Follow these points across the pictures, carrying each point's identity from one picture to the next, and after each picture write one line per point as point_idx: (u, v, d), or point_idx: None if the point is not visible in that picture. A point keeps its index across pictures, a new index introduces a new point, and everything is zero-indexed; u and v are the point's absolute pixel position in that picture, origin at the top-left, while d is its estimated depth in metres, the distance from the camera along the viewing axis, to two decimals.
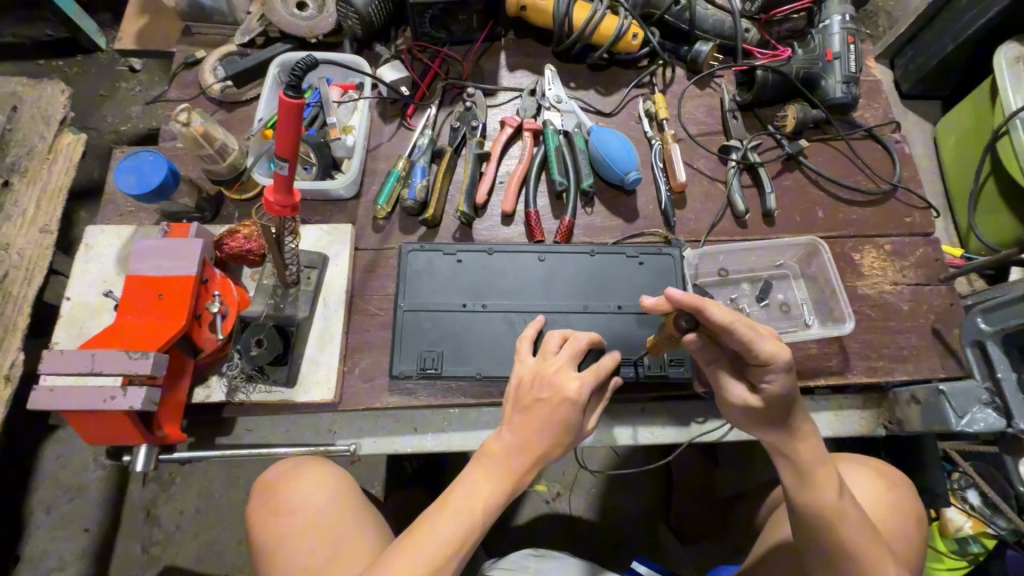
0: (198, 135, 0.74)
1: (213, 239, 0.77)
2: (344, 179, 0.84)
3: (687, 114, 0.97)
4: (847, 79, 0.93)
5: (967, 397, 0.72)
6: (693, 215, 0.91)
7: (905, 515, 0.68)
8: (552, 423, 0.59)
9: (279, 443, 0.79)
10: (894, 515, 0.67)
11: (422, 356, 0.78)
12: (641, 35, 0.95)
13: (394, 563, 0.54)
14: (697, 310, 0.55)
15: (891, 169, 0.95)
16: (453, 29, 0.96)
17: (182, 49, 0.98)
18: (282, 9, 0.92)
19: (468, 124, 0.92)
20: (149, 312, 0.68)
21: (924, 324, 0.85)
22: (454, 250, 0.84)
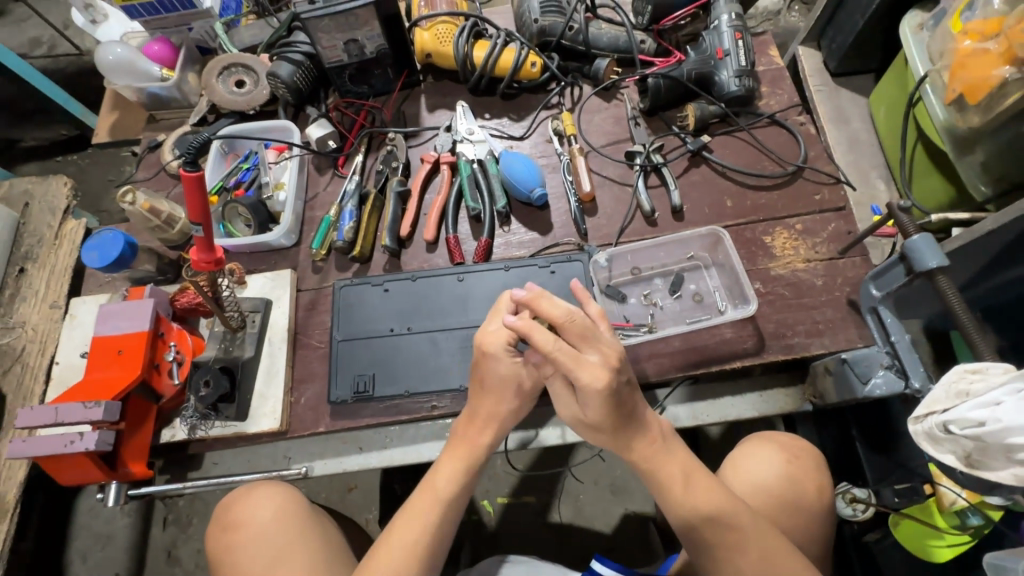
0: (144, 210, 0.88)
1: (168, 297, 0.88)
2: (280, 230, 0.95)
3: (595, 128, 1.04)
4: (739, 73, 0.98)
5: (867, 363, 0.74)
6: (605, 220, 0.96)
7: (803, 489, 0.74)
8: (495, 408, 0.73)
9: (241, 472, 0.88)
10: (793, 492, 0.74)
11: (357, 380, 0.86)
12: (540, 63, 1.03)
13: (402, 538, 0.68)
14: (526, 334, 0.62)
15: (797, 151, 0.98)
16: (373, 82, 1.07)
17: (147, 135, 1.12)
18: (222, 90, 1.06)
19: (390, 165, 1.01)
20: (109, 367, 0.78)
21: (839, 296, 0.87)
22: (382, 282, 0.92)
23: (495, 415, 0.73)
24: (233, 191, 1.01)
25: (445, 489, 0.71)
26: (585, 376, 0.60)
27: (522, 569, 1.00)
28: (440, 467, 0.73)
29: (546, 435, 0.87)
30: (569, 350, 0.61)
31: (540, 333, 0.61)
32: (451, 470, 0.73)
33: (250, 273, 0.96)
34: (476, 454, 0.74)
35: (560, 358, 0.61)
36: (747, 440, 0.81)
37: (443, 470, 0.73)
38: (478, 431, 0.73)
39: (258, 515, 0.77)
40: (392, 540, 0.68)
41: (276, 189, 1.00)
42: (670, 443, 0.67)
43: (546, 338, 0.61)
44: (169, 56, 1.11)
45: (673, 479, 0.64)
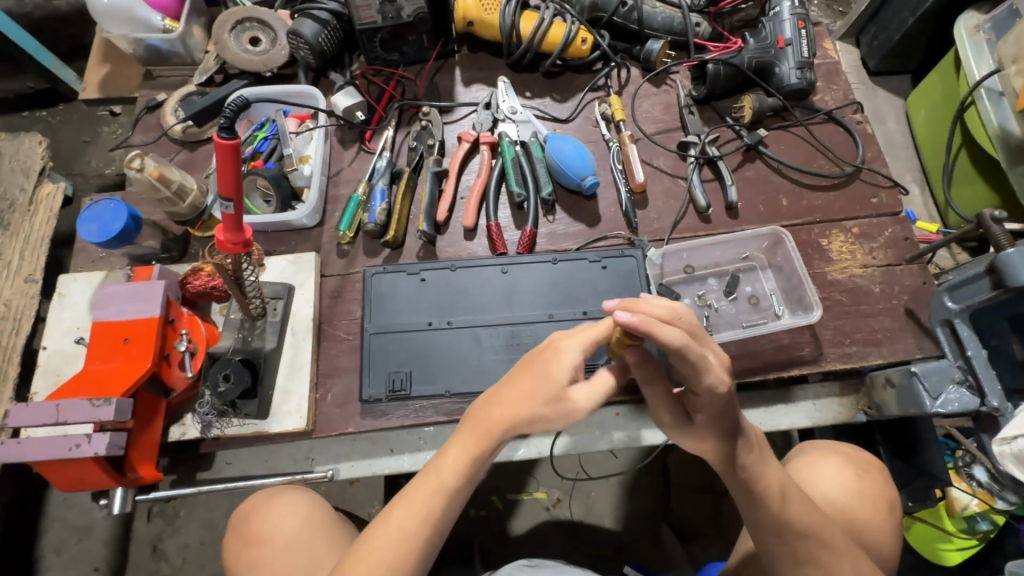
0: (154, 179, 0.77)
1: (178, 279, 0.78)
2: (304, 209, 0.86)
3: (644, 114, 0.97)
4: (801, 64, 0.93)
5: (940, 376, 0.70)
6: (656, 214, 0.90)
7: (870, 505, 0.72)
8: (524, 400, 0.57)
9: (258, 474, 0.80)
10: (861, 505, 0.72)
11: (391, 377, 0.79)
12: (590, 40, 0.96)
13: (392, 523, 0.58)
14: (648, 333, 0.52)
15: (853, 151, 0.94)
16: (405, 50, 0.97)
17: (145, 94, 1.00)
18: (234, 46, 0.94)
19: (425, 142, 0.92)
20: (115, 357, 0.69)
21: (896, 305, 0.84)
22: (418, 270, 0.85)
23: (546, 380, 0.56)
24: (248, 162, 0.91)
25: (449, 481, 0.58)
26: (713, 379, 0.55)
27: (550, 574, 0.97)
28: (447, 449, 0.59)
29: (592, 441, 0.82)
30: (697, 348, 0.54)
31: (665, 328, 0.52)
32: (455, 459, 0.59)
33: (268, 255, 0.86)
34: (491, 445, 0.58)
35: (687, 355, 0.53)
36: (805, 451, 0.79)
37: (449, 458, 0.59)
38: (501, 415, 0.57)
39: (281, 527, 0.71)
40: (388, 523, 0.58)
41: (299, 162, 0.90)
42: (766, 452, 0.63)
43: (673, 334, 0.52)
44: (173, 4, 0.98)
45: (775, 493, 0.60)
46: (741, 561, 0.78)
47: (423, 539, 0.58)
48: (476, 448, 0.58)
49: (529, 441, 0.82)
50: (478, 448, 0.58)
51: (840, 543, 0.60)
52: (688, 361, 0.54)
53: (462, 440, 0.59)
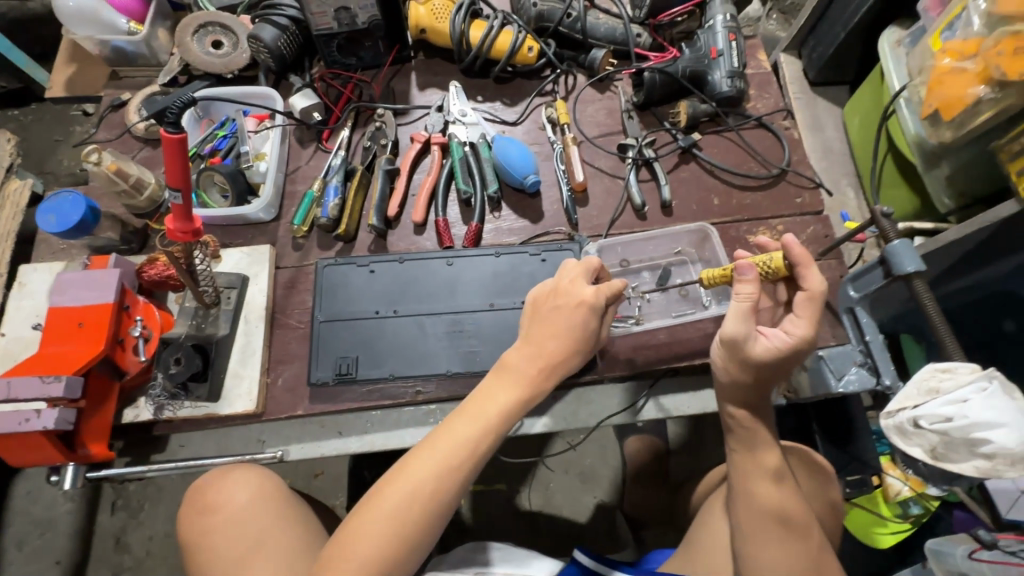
0: (111, 172, 0.81)
1: (134, 268, 0.82)
2: (259, 203, 0.90)
3: (589, 119, 1.03)
4: (731, 74, 1.00)
5: (842, 359, 0.77)
6: (596, 211, 0.96)
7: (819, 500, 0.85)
8: (569, 339, 0.70)
9: (210, 456, 0.84)
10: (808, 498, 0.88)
11: (338, 362, 0.83)
12: (537, 48, 1.02)
13: (432, 458, 0.63)
14: (804, 264, 0.68)
15: (781, 154, 1.01)
16: (362, 54, 1.02)
17: (110, 93, 1.04)
18: (196, 49, 0.99)
19: (378, 143, 0.98)
20: (68, 340, 0.72)
21: (815, 296, 0.91)
22: (368, 262, 0.90)
23: (598, 339, 0.71)
24: (208, 158, 0.95)
25: (495, 420, 0.66)
26: (800, 327, 0.68)
27: (497, 555, 1.01)
28: (497, 390, 0.67)
29: (530, 424, 0.85)
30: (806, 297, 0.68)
31: (817, 274, 0.68)
32: (509, 399, 0.67)
33: (224, 247, 0.91)
34: (534, 387, 0.69)
35: (805, 297, 0.68)
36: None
37: (496, 399, 0.67)
38: (529, 361, 0.69)
39: (236, 502, 0.74)
40: (411, 461, 0.63)
41: (256, 159, 0.94)
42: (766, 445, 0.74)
43: (823, 280, 0.67)
44: (136, 6, 1.02)
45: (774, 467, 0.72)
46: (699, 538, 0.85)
47: (460, 478, 0.64)
48: (523, 391, 0.68)
49: None
50: (522, 388, 0.68)
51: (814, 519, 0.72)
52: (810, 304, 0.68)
53: (511, 385, 0.68)
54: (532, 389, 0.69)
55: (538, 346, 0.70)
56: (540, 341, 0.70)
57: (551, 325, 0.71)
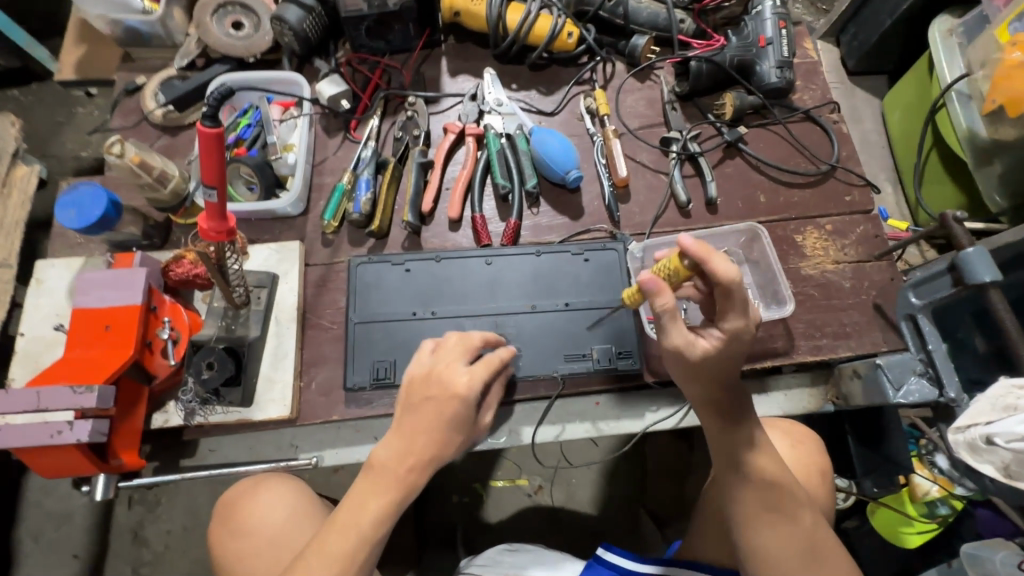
0: (134, 165, 0.76)
1: (160, 266, 0.78)
2: (289, 197, 0.85)
3: (629, 109, 0.99)
4: (781, 63, 0.95)
5: (903, 369, 0.74)
6: (638, 208, 0.92)
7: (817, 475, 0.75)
8: (398, 445, 0.60)
9: (241, 461, 0.81)
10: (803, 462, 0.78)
11: (375, 366, 0.80)
12: (576, 33, 0.97)
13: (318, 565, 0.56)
14: (704, 261, 0.56)
15: (829, 149, 0.97)
16: (391, 38, 0.97)
17: (123, 77, 0.98)
18: (216, 30, 0.93)
19: (410, 133, 0.93)
20: (97, 345, 0.69)
21: (866, 300, 0.88)
22: (402, 260, 0.86)
23: (447, 431, 0.61)
24: (232, 149, 0.90)
25: (370, 529, 0.58)
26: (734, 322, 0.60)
27: (528, 557, 1.00)
28: (367, 496, 0.59)
29: (572, 430, 0.83)
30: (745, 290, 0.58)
31: (722, 262, 0.56)
32: (379, 505, 0.59)
33: (252, 243, 0.86)
34: (399, 492, 0.59)
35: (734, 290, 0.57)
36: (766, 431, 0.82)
37: (366, 509, 0.58)
38: (397, 461, 0.60)
39: (272, 515, 0.72)
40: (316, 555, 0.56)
41: (284, 150, 0.89)
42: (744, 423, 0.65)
43: (733, 269, 0.56)
44: None
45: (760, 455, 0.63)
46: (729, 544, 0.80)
47: None
48: (388, 497, 0.59)
49: (510, 428, 0.82)
50: (392, 491, 0.59)
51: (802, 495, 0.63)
52: (728, 297, 0.58)
53: (378, 490, 0.59)
54: (404, 493, 0.60)
55: (408, 442, 0.60)
56: (430, 433, 0.61)
57: (416, 426, 0.61)
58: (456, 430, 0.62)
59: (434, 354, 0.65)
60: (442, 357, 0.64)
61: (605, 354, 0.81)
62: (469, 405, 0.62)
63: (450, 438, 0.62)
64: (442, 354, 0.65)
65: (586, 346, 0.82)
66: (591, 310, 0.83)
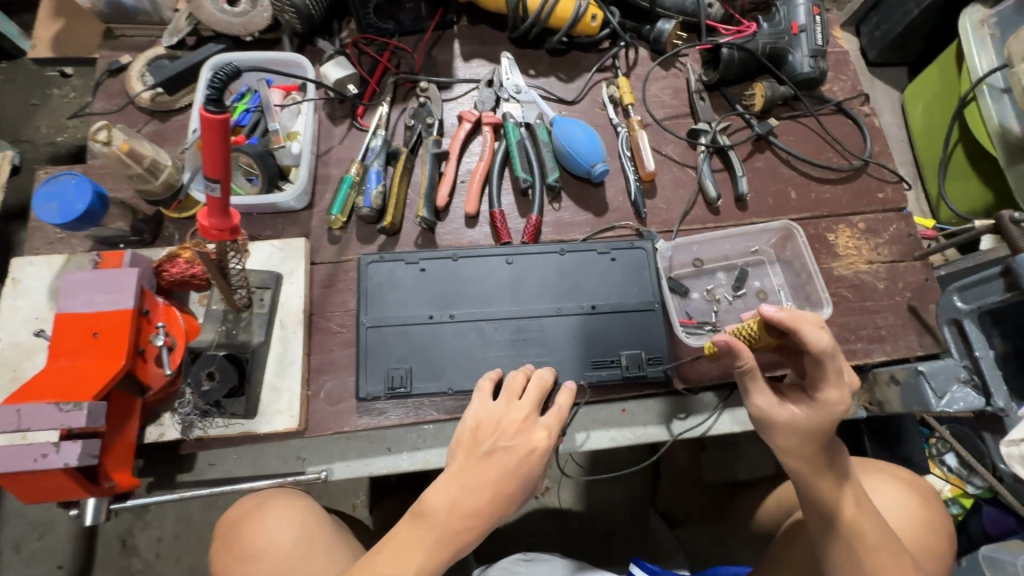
0: (122, 154, 0.68)
1: (152, 266, 0.71)
2: (293, 190, 0.79)
3: (654, 99, 0.93)
4: (814, 53, 0.90)
5: (946, 375, 0.71)
6: (664, 204, 0.87)
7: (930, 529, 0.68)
8: (454, 492, 0.59)
9: (245, 475, 0.75)
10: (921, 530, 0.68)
11: (389, 374, 0.74)
12: (600, 16, 0.90)
13: None
14: (793, 328, 0.57)
15: (861, 144, 0.93)
16: (401, 18, 0.90)
17: (106, 55, 0.90)
18: (210, 6, 0.85)
19: (423, 121, 0.86)
20: (83, 355, 0.62)
21: (900, 302, 0.85)
22: (416, 259, 0.80)
23: (512, 489, 0.60)
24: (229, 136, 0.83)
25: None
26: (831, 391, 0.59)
27: (544, 567, 0.96)
28: (415, 549, 0.57)
29: (597, 439, 0.78)
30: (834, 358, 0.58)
31: (811, 330, 0.56)
32: (422, 559, 0.57)
33: (252, 239, 0.80)
34: (450, 546, 0.57)
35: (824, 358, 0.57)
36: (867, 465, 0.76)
37: (413, 560, 0.56)
38: (453, 511, 0.58)
39: (277, 541, 0.66)
40: None
41: (287, 139, 0.82)
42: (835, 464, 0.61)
43: (822, 338, 0.56)
44: None
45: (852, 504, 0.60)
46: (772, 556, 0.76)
47: None
48: (435, 552, 0.57)
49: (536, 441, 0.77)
50: (441, 545, 0.57)
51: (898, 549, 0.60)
52: (819, 366, 0.59)
53: (426, 538, 0.57)
54: (456, 551, 0.58)
55: (468, 493, 0.59)
56: (497, 484, 0.60)
57: (478, 477, 0.60)
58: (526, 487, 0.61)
59: (503, 402, 0.66)
60: (515, 408, 0.65)
61: (633, 360, 0.77)
62: (537, 461, 0.62)
63: (513, 497, 0.60)
64: (515, 405, 0.66)
65: (614, 351, 0.78)
66: (620, 313, 0.79)
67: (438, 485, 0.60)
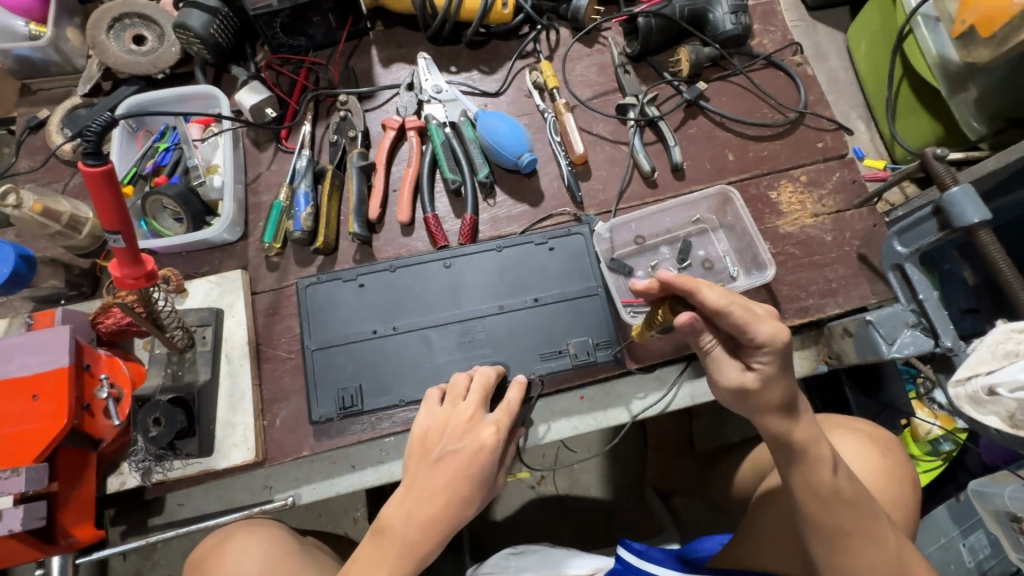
0: (37, 214, 0.69)
1: (88, 319, 0.72)
2: (221, 223, 0.78)
3: (579, 80, 0.91)
4: (735, 8, 0.88)
5: (894, 322, 0.70)
6: (600, 184, 0.86)
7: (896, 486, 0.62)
8: (408, 504, 0.58)
9: (215, 511, 0.76)
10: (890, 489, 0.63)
11: (340, 395, 0.75)
12: (512, 2, 0.88)
13: None
14: (693, 290, 0.53)
15: (796, 96, 0.91)
16: (312, 33, 0.89)
17: (23, 112, 0.89)
18: (115, 49, 0.84)
19: (346, 135, 0.85)
20: (22, 418, 0.62)
21: (850, 251, 0.83)
22: (355, 275, 0.80)
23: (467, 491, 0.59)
24: (151, 178, 0.81)
25: None
26: (766, 331, 0.52)
27: (535, 558, 0.97)
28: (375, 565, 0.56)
29: (556, 429, 0.78)
30: (743, 307, 0.53)
31: (709, 288, 0.53)
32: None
33: (190, 278, 0.80)
34: (411, 558, 0.56)
35: (734, 312, 0.52)
36: (826, 426, 0.68)
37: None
38: (408, 523, 0.57)
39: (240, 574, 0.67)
40: None
41: (208, 173, 0.81)
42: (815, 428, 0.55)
43: (720, 294, 0.53)
44: (36, 6, 0.86)
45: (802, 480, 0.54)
46: (747, 524, 0.76)
47: None
48: (396, 567, 0.56)
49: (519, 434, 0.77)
50: (402, 560, 0.56)
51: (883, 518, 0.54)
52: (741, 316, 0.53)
53: (385, 555, 0.56)
54: (419, 562, 0.57)
55: (421, 502, 0.58)
56: (447, 488, 0.58)
57: (429, 484, 0.59)
58: (481, 486, 0.60)
59: (448, 406, 0.64)
60: (459, 408, 0.64)
61: (581, 346, 0.77)
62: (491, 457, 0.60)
63: (469, 500, 0.59)
64: (459, 407, 0.64)
65: (562, 340, 0.77)
66: (563, 303, 0.78)
67: (394, 500, 0.59)
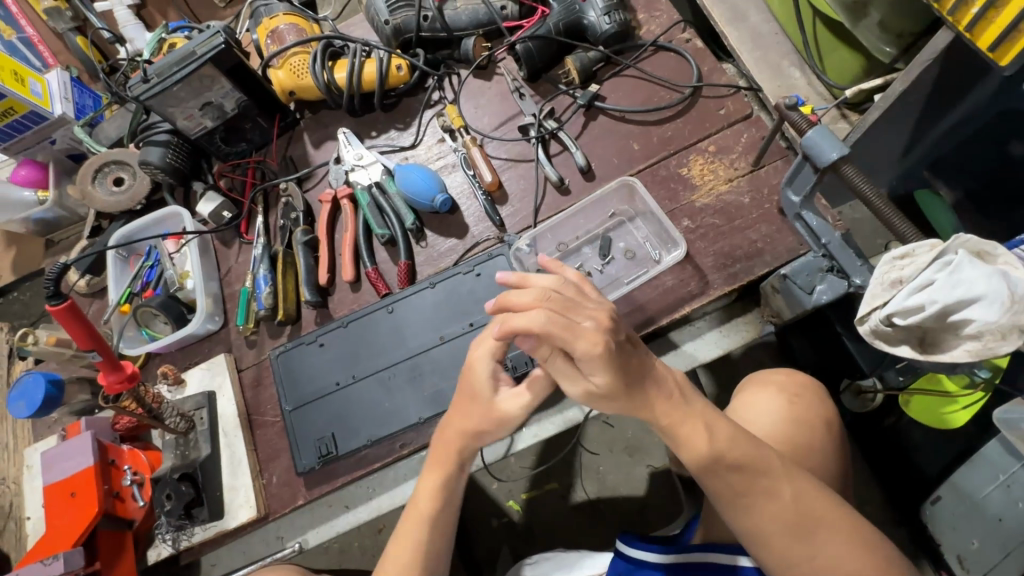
0: (53, 345, 0.89)
1: (109, 422, 0.86)
2: (199, 318, 0.91)
3: (483, 113, 0.98)
4: (607, 8, 0.92)
5: (808, 271, 0.73)
6: (516, 203, 0.92)
7: (813, 430, 0.69)
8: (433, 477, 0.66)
9: (240, 565, 0.87)
10: (803, 436, 0.69)
11: (318, 445, 0.84)
12: (405, 63, 0.98)
13: None
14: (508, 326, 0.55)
15: (689, 71, 0.93)
16: (250, 137, 1.03)
17: (49, 262, 1.10)
18: (100, 194, 1.02)
19: (290, 217, 0.97)
20: (68, 512, 0.77)
21: (770, 209, 0.83)
22: (316, 337, 0.89)
23: (466, 433, 0.65)
24: (142, 294, 0.97)
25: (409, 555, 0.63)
26: (582, 344, 0.52)
27: (550, 565, 0.93)
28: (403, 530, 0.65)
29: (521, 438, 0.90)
30: (560, 323, 0.53)
31: (522, 318, 0.54)
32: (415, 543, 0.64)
33: (186, 370, 0.93)
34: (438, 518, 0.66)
35: (551, 332, 0.53)
36: (746, 386, 0.77)
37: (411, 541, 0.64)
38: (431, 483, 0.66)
39: None
40: None
41: (182, 279, 0.96)
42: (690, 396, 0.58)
43: (531, 319, 0.54)
44: (41, 176, 1.07)
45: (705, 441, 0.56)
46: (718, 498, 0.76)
47: None
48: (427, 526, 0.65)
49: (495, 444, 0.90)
50: (436, 513, 0.65)
51: (777, 466, 0.56)
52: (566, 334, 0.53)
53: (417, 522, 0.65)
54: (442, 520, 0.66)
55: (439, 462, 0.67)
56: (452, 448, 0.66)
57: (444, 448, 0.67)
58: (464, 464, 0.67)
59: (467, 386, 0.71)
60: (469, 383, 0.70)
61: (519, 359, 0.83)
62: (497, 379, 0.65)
63: (437, 522, 0.65)
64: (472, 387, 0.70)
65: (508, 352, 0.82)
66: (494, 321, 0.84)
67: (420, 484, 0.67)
